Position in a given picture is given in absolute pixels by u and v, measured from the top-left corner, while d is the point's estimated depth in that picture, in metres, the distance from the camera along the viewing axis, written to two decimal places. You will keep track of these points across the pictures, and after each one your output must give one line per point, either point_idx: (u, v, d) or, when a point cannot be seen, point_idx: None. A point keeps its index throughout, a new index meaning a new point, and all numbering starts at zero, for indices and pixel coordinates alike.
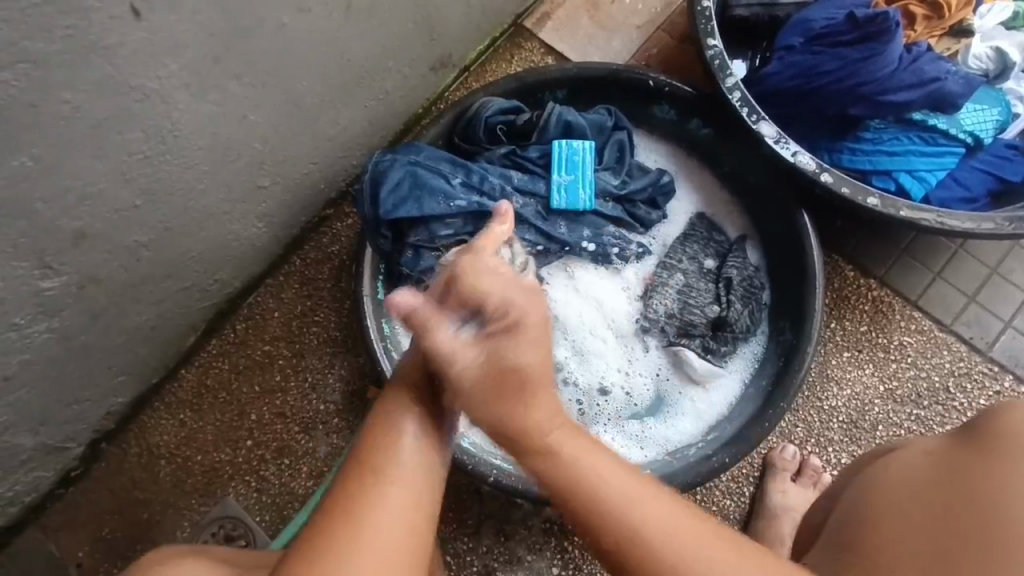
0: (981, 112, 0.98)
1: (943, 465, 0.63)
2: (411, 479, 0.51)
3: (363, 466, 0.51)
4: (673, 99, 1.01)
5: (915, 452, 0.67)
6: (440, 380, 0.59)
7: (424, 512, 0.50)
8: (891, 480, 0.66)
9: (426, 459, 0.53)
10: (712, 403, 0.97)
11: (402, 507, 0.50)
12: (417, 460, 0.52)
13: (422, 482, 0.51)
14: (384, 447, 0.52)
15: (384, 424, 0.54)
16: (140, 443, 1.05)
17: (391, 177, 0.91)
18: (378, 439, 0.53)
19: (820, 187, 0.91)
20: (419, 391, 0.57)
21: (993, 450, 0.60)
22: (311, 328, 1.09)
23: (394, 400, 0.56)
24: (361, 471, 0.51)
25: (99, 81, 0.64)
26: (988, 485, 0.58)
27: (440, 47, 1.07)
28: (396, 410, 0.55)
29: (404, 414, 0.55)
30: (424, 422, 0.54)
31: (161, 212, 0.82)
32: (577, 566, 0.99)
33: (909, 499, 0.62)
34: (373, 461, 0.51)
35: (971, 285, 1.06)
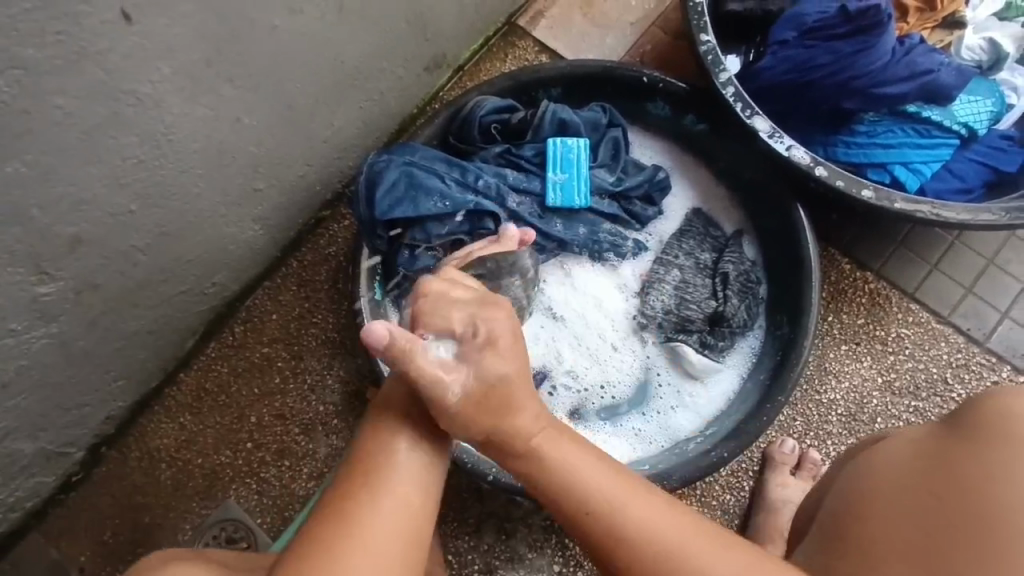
0: (975, 104, 0.98)
1: (932, 455, 0.62)
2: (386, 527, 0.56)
3: (340, 518, 0.56)
4: (667, 95, 1.01)
5: (905, 441, 0.67)
6: (412, 448, 0.62)
7: (404, 568, 0.56)
8: (881, 472, 0.66)
9: (404, 514, 0.58)
10: (710, 399, 0.97)
11: (378, 558, 0.55)
12: (398, 512, 0.58)
13: (400, 531, 0.57)
14: (364, 508, 0.57)
15: (359, 485, 0.59)
16: (140, 447, 1.06)
17: (386, 177, 0.92)
18: (347, 505, 0.57)
19: (815, 181, 0.92)
20: (392, 466, 0.61)
21: (979, 437, 0.60)
22: (309, 330, 1.09)
23: (368, 467, 0.61)
24: (345, 524, 0.56)
25: (92, 86, 0.64)
26: (974, 475, 0.58)
27: (434, 47, 1.07)
28: (372, 475, 0.60)
29: (376, 484, 0.59)
30: (396, 489, 0.59)
31: (156, 216, 0.82)
32: (578, 563, 0.99)
33: (901, 491, 0.62)
34: (353, 517, 0.56)
35: (968, 276, 1.07)
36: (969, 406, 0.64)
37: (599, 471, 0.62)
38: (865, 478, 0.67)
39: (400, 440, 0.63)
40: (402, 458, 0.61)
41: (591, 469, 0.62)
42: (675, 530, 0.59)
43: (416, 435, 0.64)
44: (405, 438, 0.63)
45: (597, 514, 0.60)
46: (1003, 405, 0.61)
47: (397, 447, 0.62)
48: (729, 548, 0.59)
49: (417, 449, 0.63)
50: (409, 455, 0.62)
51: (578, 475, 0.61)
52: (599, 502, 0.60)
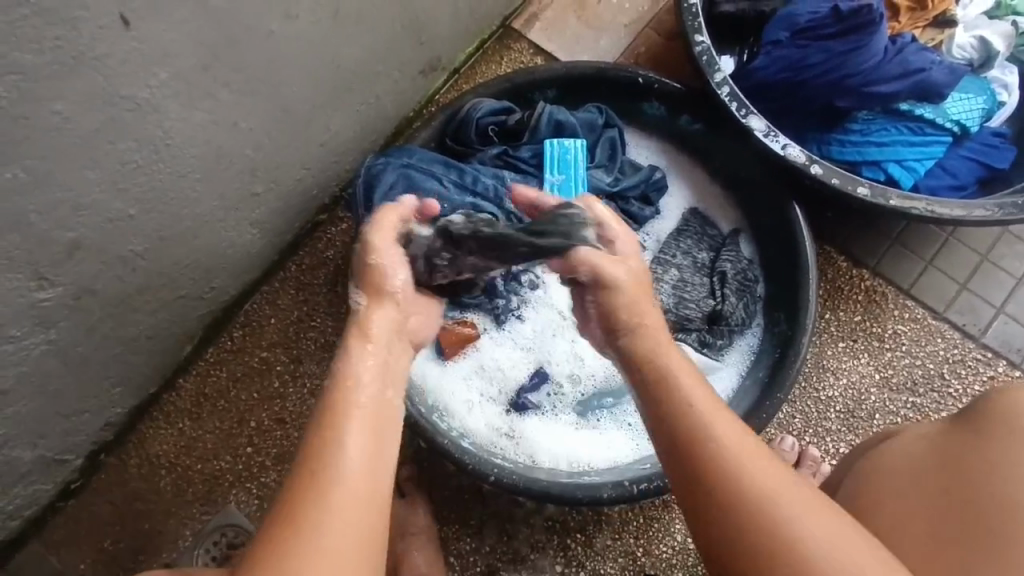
0: (967, 101, 0.99)
1: (941, 449, 0.63)
2: (354, 480, 0.50)
3: (306, 472, 0.50)
4: (662, 96, 1.02)
5: (913, 437, 0.68)
6: (372, 385, 0.56)
7: (378, 522, 0.50)
8: (890, 468, 0.66)
9: (367, 464, 0.51)
10: None
11: (349, 516, 0.48)
12: (357, 472, 0.50)
13: (369, 489, 0.50)
14: (326, 459, 0.50)
15: (318, 438, 0.52)
16: (139, 454, 1.05)
17: (384, 180, 0.92)
18: (313, 438, 0.52)
19: (810, 180, 0.92)
20: (354, 409, 0.54)
21: (987, 432, 0.61)
22: (307, 334, 1.09)
23: (333, 409, 0.54)
24: (302, 493, 0.49)
25: (90, 91, 0.64)
26: (985, 468, 0.59)
27: (430, 50, 1.07)
28: (331, 426, 0.52)
29: (342, 416, 0.53)
30: (366, 421, 0.54)
31: (155, 221, 0.82)
32: (580, 563, 0.99)
33: (908, 486, 0.63)
34: (313, 476, 0.49)
35: (962, 272, 1.08)
36: (975, 404, 0.66)
37: (731, 422, 0.56)
38: (870, 474, 0.68)
39: (366, 381, 0.56)
40: (363, 401, 0.55)
41: (716, 416, 0.56)
42: (755, 459, 0.53)
43: (379, 368, 0.58)
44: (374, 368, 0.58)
45: (689, 432, 0.56)
46: (1010, 402, 0.63)
47: (359, 386, 0.56)
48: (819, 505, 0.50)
49: (378, 388, 0.56)
50: (374, 395, 0.56)
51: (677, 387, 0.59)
52: (705, 429, 0.55)
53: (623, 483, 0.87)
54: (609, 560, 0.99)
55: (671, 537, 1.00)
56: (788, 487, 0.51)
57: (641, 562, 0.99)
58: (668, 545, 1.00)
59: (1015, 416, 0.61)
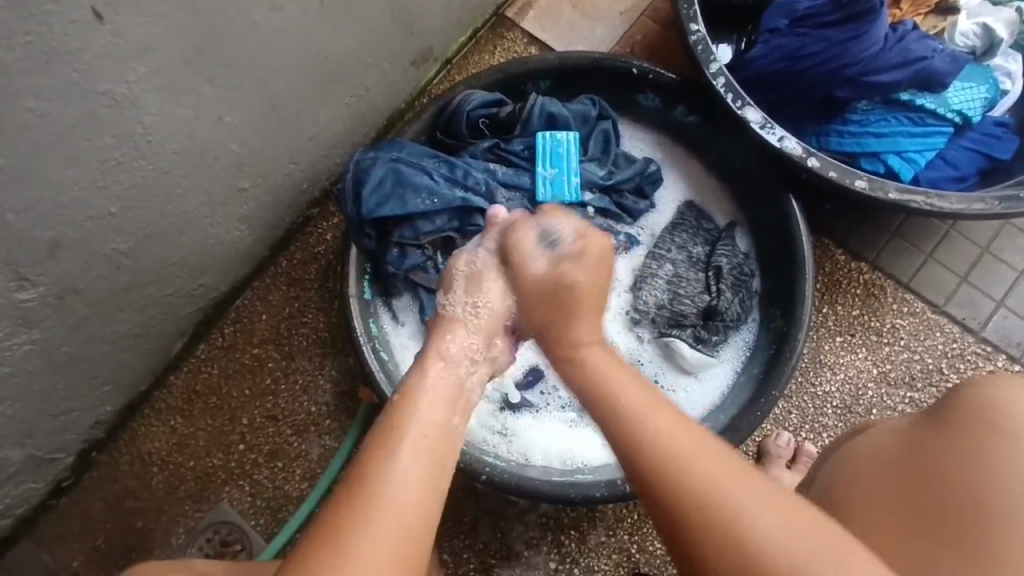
0: (969, 90, 0.97)
1: (913, 443, 0.61)
2: (404, 494, 0.50)
3: (359, 480, 0.51)
4: (657, 87, 1.00)
5: (886, 430, 0.66)
6: (435, 413, 0.58)
7: (420, 543, 0.49)
8: (865, 462, 0.65)
9: (423, 484, 0.51)
10: (705, 393, 0.96)
11: (392, 529, 0.48)
12: (412, 489, 0.51)
13: (419, 510, 0.50)
14: (379, 466, 0.51)
15: (376, 451, 0.53)
16: (131, 451, 1.05)
17: (373, 175, 0.90)
18: (373, 450, 0.53)
19: (807, 173, 0.90)
20: (413, 425, 0.56)
21: (959, 421, 0.59)
22: (299, 330, 1.08)
23: (393, 425, 0.56)
24: (355, 501, 0.49)
25: (65, 87, 0.63)
26: (958, 461, 0.57)
27: (421, 40, 1.05)
28: (390, 440, 0.54)
29: (402, 434, 0.55)
30: (423, 441, 0.55)
31: (138, 218, 0.80)
32: (574, 560, 0.99)
33: (884, 483, 0.61)
34: (367, 483, 0.50)
35: (963, 265, 1.06)
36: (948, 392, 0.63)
37: (639, 396, 0.59)
38: (845, 468, 0.67)
39: (426, 407, 0.58)
40: (426, 422, 0.57)
41: (666, 435, 0.55)
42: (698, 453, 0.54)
43: (445, 398, 0.60)
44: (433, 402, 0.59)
45: (634, 439, 0.56)
46: (983, 390, 0.60)
47: (421, 410, 0.58)
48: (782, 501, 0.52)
49: (445, 414, 0.58)
50: (434, 420, 0.57)
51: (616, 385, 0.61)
52: (642, 432, 0.56)
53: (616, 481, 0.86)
54: (603, 557, 0.99)
55: None
56: (772, 513, 0.51)
57: (635, 558, 0.99)
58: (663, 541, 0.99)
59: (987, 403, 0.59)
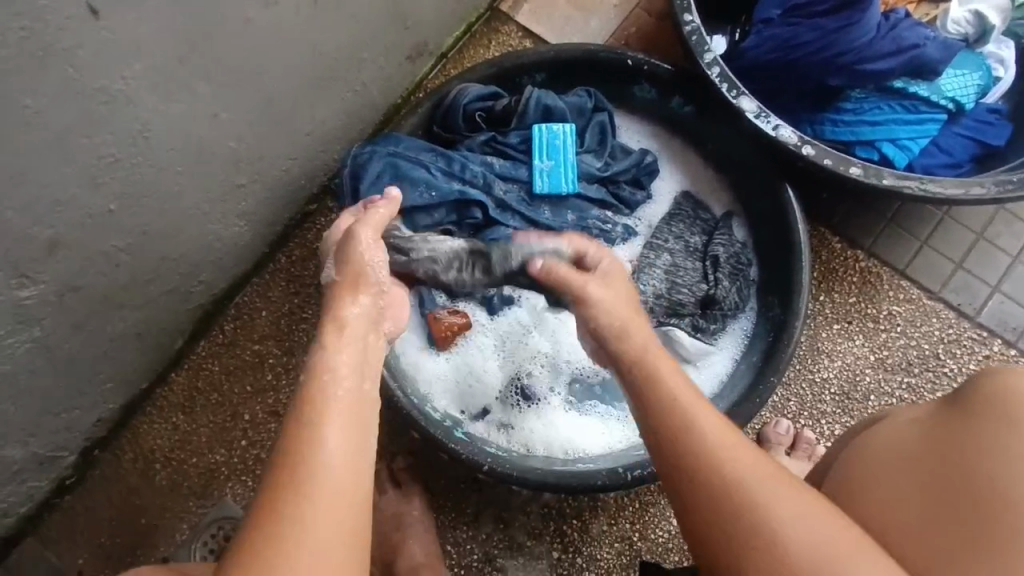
0: (961, 78, 0.97)
1: (934, 436, 0.62)
2: (336, 472, 0.47)
3: (286, 466, 0.47)
4: (652, 78, 1.00)
5: (908, 424, 0.67)
6: (353, 372, 0.53)
7: (359, 516, 0.47)
8: (884, 454, 0.66)
9: (350, 458, 0.48)
10: (704, 381, 0.97)
11: (329, 512, 0.46)
12: (342, 466, 0.47)
13: (349, 483, 0.47)
14: (307, 449, 0.47)
15: (304, 424, 0.49)
16: (134, 448, 1.05)
17: (371, 169, 0.90)
18: (294, 435, 0.48)
19: (802, 161, 0.91)
20: (331, 394, 0.51)
21: (977, 415, 0.60)
22: (300, 326, 1.09)
23: (308, 396, 0.51)
24: (284, 485, 0.46)
25: (63, 84, 0.63)
26: (973, 453, 0.58)
27: (416, 35, 1.05)
28: (309, 418, 0.49)
29: (321, 407, 0.50)
30: (348, 411, 0.50)
31: (137, 215, 0.81)
32: (577, 549, 0.99)
33: (904, 477, 0.62)
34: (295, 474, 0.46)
35: (958, 251, 1.07)
36: (967, 387, 0.64)
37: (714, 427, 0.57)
38: (862, 460, 0.67)
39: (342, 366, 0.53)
40: (342, 391, 0.51)
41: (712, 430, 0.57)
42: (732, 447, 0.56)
43: (354, 363, 0.54)
44: (349, 354, 0.55)
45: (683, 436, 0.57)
46: (1006, 383, 0.61)
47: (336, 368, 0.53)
48: (787, 482, 0.54)
49: (358, 379, 0.53)
50: (352, 387, 0.52)
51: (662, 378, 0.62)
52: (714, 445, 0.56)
53: (618, 470, 0.86)
54: (605, 545, 1.00)
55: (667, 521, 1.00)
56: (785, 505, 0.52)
57: (637, 546, 1.00)
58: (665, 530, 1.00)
59: (1014, 400, 0.59)
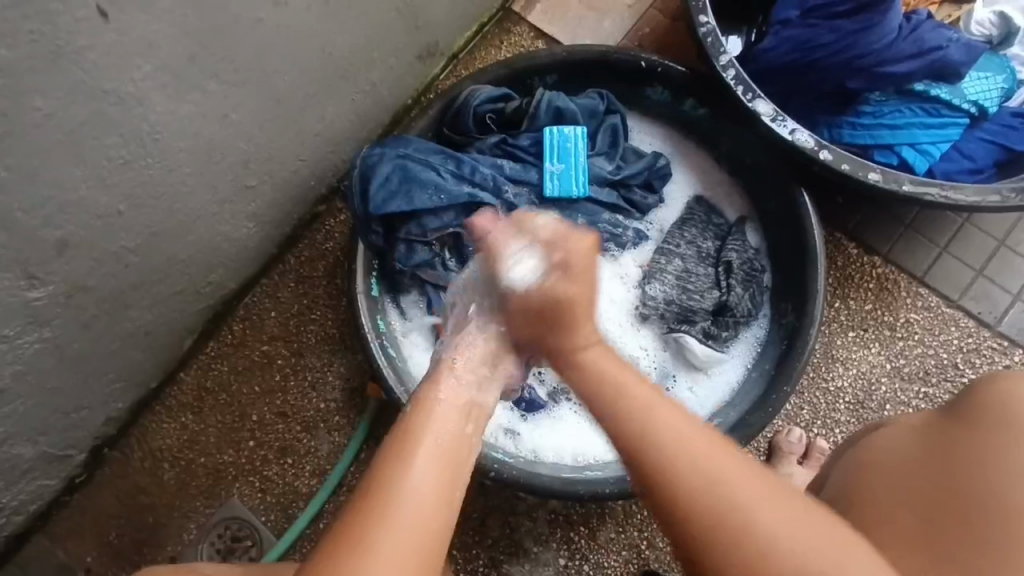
0: (984, 81, 0.95)
1: (933, 439, 0.61)
2: (422, 500, 0.46)
3: (370, 493, 0.46)
4: (665, 80, 0.98)
5: (904, 427, 0.66)
6: (454, 418, 0.53)
7: (439, 549, 0.46)
8: (880, 457, 0.65)
9: (436, 492, 0.47)
10: (715, 389, 0.96)
11: (411, 535, 0.45)
12: (431, 496, 0.47)
13: (439, 516, 0.46)
14: (392, 475, 0.47)
15: (395, 452, 0.48)
16: (142, 448, 1.05)
17: (380, 171, 0.90)
18: (386, 462, 0.48)
19: (819, 166, 0.89)
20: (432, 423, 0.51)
21: (979, 419, 0.59)
22: (308, 327, 1.08)
23: (405, 427, 0.51)
24: (370, 503, 0.46)
25: (72, 86, 0.63)
26: (975, 458, 0.57)
27: (426, 35, 1.04)
28: (410, 435, 0.50)
29: (416, 438, 0.50)
30: (441, 444, 0.50)
31: (147, 216, 0.81)
32: (584, 556, 0.98)
33: (900, 479, 0.61)
34: (383, 489, 0.46)
35: (979, 258, 1.04)
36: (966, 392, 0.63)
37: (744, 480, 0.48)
38: (855, 468, 0.66)
39: (441, 408, 0.53)
40: (444, 425, 0.52)
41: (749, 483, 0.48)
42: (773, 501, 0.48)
43: (462, 402, 0.54)
44: (448, 389, 0.55)
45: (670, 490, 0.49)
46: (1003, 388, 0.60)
47: (439, 407, 0.53)
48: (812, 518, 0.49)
49: (459, 423, 0.53)
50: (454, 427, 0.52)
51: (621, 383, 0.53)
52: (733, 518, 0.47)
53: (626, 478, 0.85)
54: (612, 553, 0.99)
55: None
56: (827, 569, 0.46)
57: (645, 555, 0.98)
58: None
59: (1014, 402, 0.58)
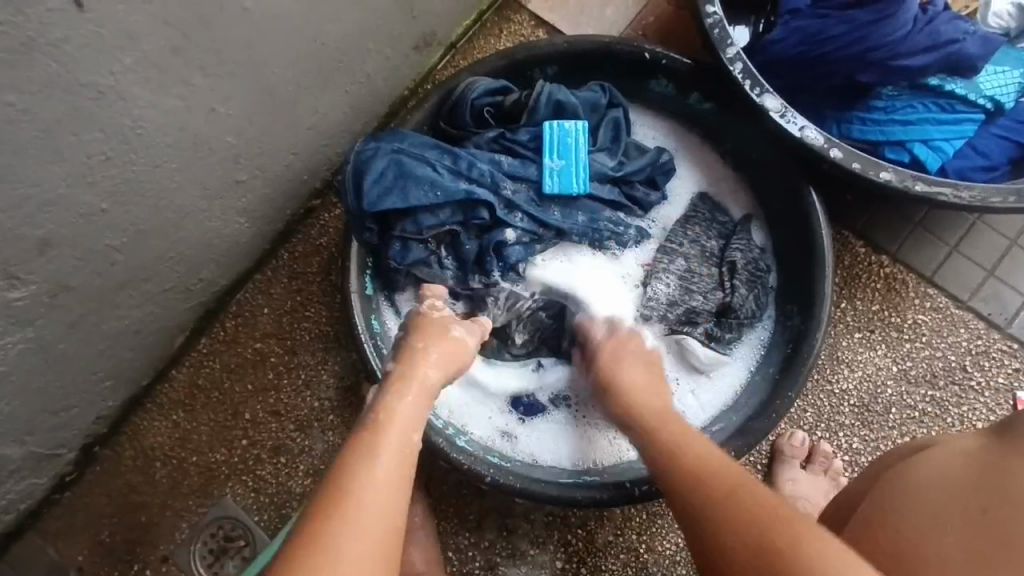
0: (1002, 75, 0.91)
1: (975, 465, 0.61)
2: (379, 497, 0.53)
3: (336, 493, 0.52)
4: (670, 73, 0.95)
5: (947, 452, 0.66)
6: (410, 423, 0.60)
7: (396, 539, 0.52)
8: (920, 481, 0.64)
9: (394, 488, 0.54)
10: (716, 392, 0.94)
11: (370, 528, 0.51)
12: (388, 491, 0.53)
13: (394, 509, 0.53)
14: (355, 473, 0.54)
15: (358, 453, 0.55)
16: (134, 446, 1.04)
17: (374, 167, 0.87)
18: (349, 462, 0.55)
19: (828, 163, 0.86)
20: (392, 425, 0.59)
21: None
22: (302, 324, 1.06)
23: (365, 434, 0.58)
24: (335, 498, 0.52)
25: (47, 79, 0.60)
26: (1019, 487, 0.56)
27: (423, 24, 1.01)
28: (371, 436, 0.57)
29: (375, 441, 0.57)
30: (399, 445, 0.57)
31: (131, 213, 0.78)
32: (581, 559, 0.97)
33: (942, 499, 0.60)
34: (345, 487, 0.53)
35: (990, 258, 1.01)
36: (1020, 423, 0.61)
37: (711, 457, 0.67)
38: (896, 488, 0.66)
39: (400, 416, 0.60)
40: (399, 432, 0.58)
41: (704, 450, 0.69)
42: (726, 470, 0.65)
43: (418, 411, 0.62)
44: (407, 398, 0.62)
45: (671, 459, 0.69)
46: None
47: (395, 415, 0.60)
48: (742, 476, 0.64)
49: (410, 429, 0.59)
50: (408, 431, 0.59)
51: (639, 393, 0.79)
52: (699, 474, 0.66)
53: (624, 484, 0.83)
54: (609, 556, 0.97)
55: (675, 533, 0.97)
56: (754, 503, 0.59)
57: (643, 558, 0.97)
58: (672, 541, 0.97)
59: None
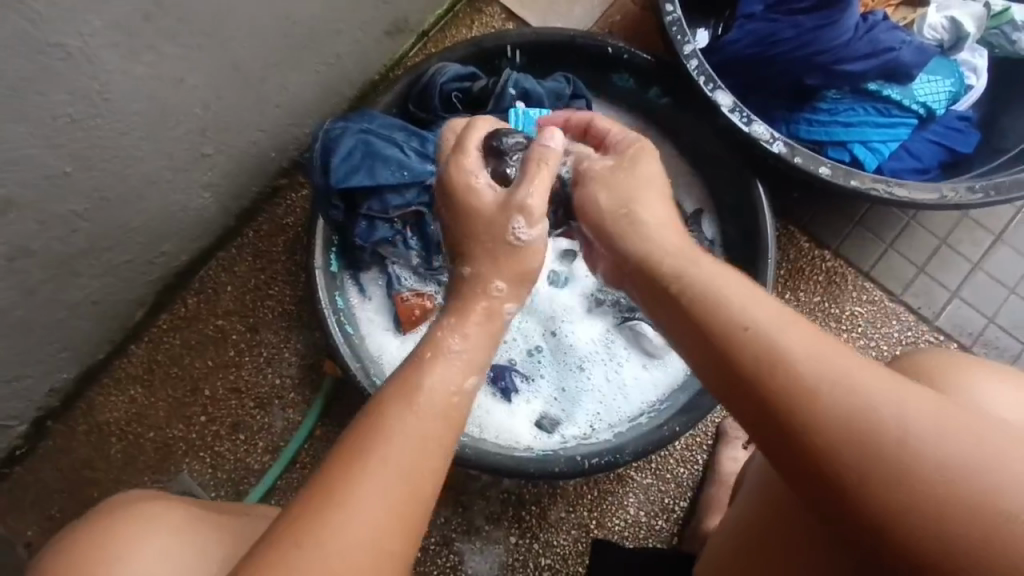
0: (933, 84, 0.98)
1: None
2: (406, 454, 0.51)
3: (356, 450, 0.51)
4: (631, 67, 1.00)
5: None
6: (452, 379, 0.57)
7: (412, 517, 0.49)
8: None
9: (437, 429, 0.54)
10: (667, 375, 0.97)
11: (392, 489, 0.49)
12: (420, 451, 0.51)
13: (422, 481, 0.50)
14: (388, 428, 0.52)
15: (397, 402, 0.54)
16: (87, 421, 1.03)
17: (341, 145, 0.89)
18: (385, 414, 0.53)
19: (773, 158, 0.91)
20: (424, 390, 0.55)
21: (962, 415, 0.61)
22: (265, 303, 1.07)
23: (404, 381, 0.56)
24: (358, 454, 0.50)
25: (15, 37, 0.60)
26: None
27: (395, 10, 1.03)
28: (411, 389, 0.55)
29: (410, 395, 0.54)
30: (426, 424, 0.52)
31: (95, 179, 0.78)
32: (534, 535, 1.00)
33: None
34: (379, 428, 0.52)
35: (922, 256, 1.09)
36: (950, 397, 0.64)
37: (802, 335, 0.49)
38: None
39: (439, 379, 0.56)
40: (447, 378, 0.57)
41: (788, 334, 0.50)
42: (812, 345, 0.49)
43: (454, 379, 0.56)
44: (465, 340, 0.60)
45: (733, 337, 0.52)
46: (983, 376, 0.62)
47: (438, 369, 0.57)
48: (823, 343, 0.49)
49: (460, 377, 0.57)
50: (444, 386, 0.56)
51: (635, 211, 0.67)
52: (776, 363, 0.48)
53: (575, 458, 0.86)
54: (561, 532, 1.01)
55: (624, 510, 1.01)
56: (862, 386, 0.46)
57: (593, 534, 1.01)
58: (621, 518, 1.01)
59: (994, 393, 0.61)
